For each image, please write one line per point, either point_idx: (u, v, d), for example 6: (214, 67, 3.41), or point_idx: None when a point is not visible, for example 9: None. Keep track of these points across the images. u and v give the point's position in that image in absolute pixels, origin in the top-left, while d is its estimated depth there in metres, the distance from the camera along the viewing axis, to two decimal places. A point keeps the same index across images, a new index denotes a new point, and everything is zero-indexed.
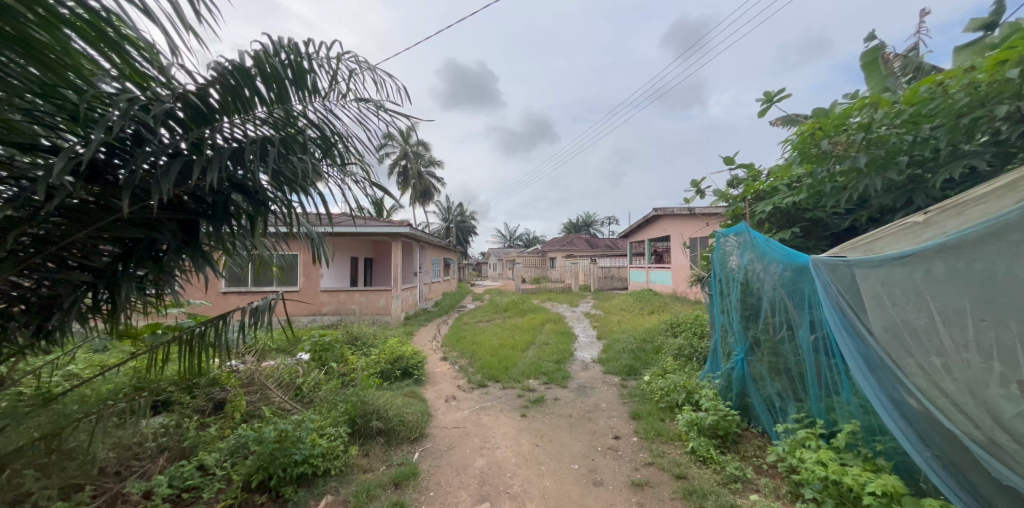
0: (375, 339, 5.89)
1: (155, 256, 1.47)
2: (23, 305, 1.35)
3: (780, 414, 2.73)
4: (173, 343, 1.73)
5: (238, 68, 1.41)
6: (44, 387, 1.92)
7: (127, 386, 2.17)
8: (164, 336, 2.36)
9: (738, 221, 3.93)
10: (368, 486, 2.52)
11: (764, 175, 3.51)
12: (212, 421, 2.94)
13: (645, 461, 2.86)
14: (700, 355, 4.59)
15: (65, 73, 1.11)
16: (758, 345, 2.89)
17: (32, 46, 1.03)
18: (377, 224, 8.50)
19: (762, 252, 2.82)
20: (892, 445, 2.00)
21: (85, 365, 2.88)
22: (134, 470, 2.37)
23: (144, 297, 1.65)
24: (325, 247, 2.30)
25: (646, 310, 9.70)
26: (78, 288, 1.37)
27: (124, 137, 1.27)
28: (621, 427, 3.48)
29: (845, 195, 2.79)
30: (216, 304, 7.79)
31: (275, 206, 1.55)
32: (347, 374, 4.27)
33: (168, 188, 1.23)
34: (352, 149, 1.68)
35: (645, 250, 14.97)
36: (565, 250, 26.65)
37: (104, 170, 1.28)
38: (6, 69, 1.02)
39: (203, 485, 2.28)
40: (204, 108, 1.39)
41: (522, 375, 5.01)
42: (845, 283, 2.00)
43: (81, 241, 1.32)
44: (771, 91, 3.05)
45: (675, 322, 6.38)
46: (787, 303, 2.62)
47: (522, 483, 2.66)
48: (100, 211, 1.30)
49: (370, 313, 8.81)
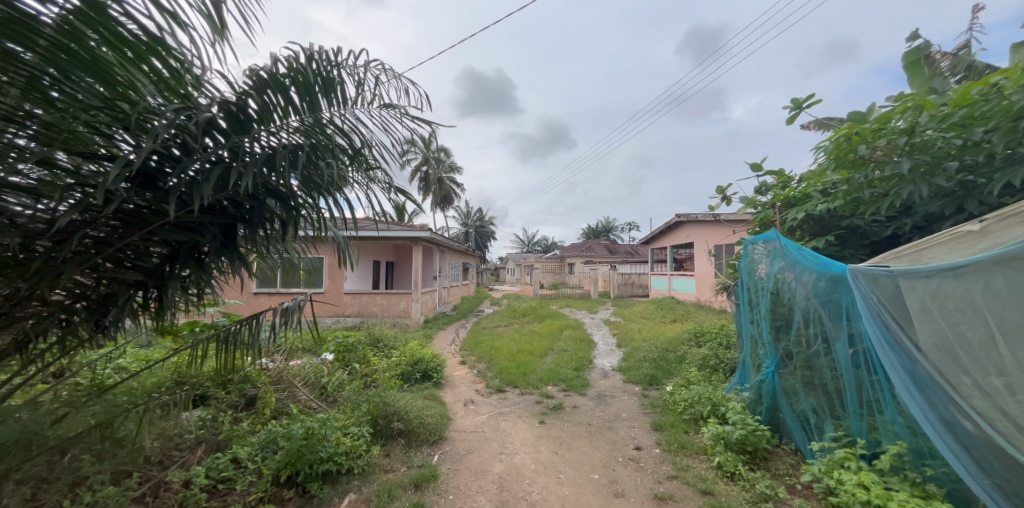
0: (396, 340, 6.05)
1: (198, 258, 1.57)
2: (84, 301, 1.45)
3: (816, 432, 2.59)
4: (211, 341, 1.83)
5: (273, 77, 1.49)
6: (98, 378, 2.06)
7: (170, 379, 2.28)
8: (203, 333, 2.49)
9: (766, 229, 3.80)
10: (390, 487, 2.56)
11: (795, 181, 3.43)
12: (244, 417, 3.08)
13: (668, 474, 2.79)
14: (726, 366, 4.45)
15: (123, 89, 1.22)
16: (790, 358, 2.78)
17: (95, 62, 1.14)
18: (399, 229, 8.71)
19: (794, 260, 2.73)
20: (944, 470, 1.87)
21: (133, 359, 3.08)
22: (175, 460, 2.47)
23: (187, 297, 1.74)
24: (350, 252, 2.36)
25: (668, 318, 9.49)
26: (131, 286, 1.47)
27: (172, 146, 1.36)
28: (643, 438, 3.41)
29: (887, 202, 2.65)
30: (248, 304, 8.27)
31: (304, 211, 1.64)
32: (369, 375, 4.39)
33: (208, 193, 1.30)
34: (377, 155, 1.74)
35: (667, 257, 14.66)
36: (584, 257, 26.39)
37: (157, 177, 1.38)
38: (75, 85, 1.14)
39: (237, 477, 2.40)
40: (243, 117, 1.47)
41: (540, 381, 4.99)
42: (887, 293, 1.90)
43: (133, 244, 1.42)
44: (799, 97, 2.94)
45: (698, 332, 6.22)
46: (822, 314, 2.52)
47: (542, 490, 2.65)
48: (153, 216, 1.40)
49: (392, 315, 9.02)
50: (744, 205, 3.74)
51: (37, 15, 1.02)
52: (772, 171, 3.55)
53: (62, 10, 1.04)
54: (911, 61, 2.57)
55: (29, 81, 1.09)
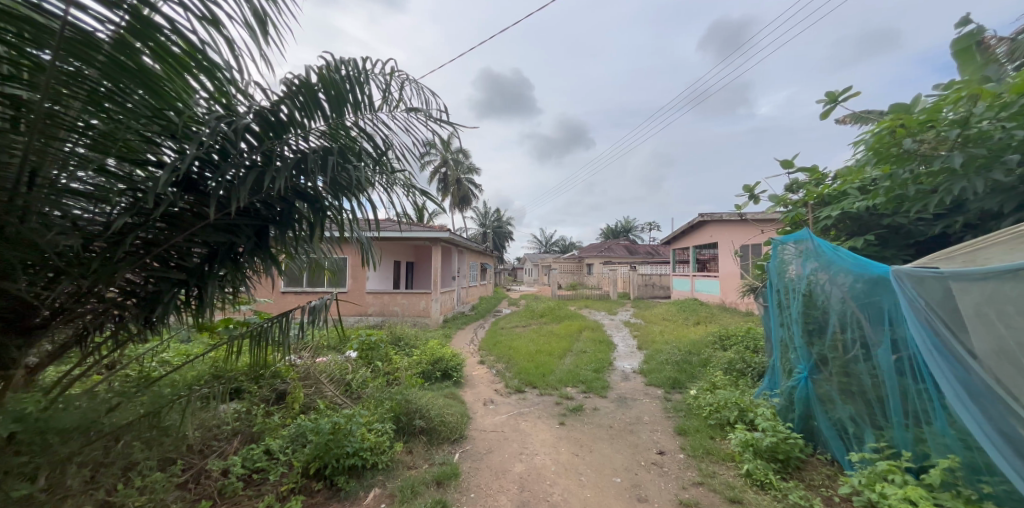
0: (417, 339, 6.15)
1: (234, 258, 1.64)
2: (135, 298, 1.55)
3: (854, 442, 2.46)
4: (244, 337, 1.91)
5: (305, 84, 1.53)
6: (145, 371, 2.19)
7: (208, 373, 2.40)
8: (237, 330, 2.60)
9: (798, 228, 3.66)
10: (413, 483, 2.60)
11: (830, 178, 3.29)
12: (275, 411, 3.20)
13: (693, 480, 2.72)
14: (753, 370, 4.30)
15: (170, 99, 1.29)
16: (824, 363, 2.66)
17: (145, 74, 1.17)
18: (420, 230, 8.86)
19: (828, 261, 2.62)
20: (1003, 487, 1.72)
21: (177, 354, 3.27)
22: (214, 449, 2.61)
23: (224, 295, 1.82)
24: (373, 253, 2.42)
25: (690, 320, 9.26)
26: (174, 285, 1.55)
27: (212, 152, 1.44)
28: (666, 443, 3.34)
29: (936, 198, 2.50)
30: (277, 302, 8.60)
31: (330, 212, 1.70)
32: (391, 373, 4.48)
33: (245, 196, 1.37)
34: (400, 158, 1.78)
35: (689, 258, 14.31)
36: (603, 257, 26.07)
37: (198, 182, 1.47)
38: (126, 96, 1.19)
39: (270, 468, 2.51)
40: (276, 123, 1.53)
41: (559, 382, 4.97)
42: (936, 298, 1.80)
43: (178, 245, 1.50)
44: (835, 91, 2.82)
45: (723, 334, 6.04)
46: (860, 318, 2.40)
47: (563, 492, 2.63)
48: (194, 218, 1.47)
49: (412, 315, 9.18)
50: (774, 203, 3.60)
51: (92, 30, 1.03)
52: (805, 168, 3.41)
53: (113, 24, 1.05)
54: (962, 49, 2.42)
55: (90, 95, 1.13)
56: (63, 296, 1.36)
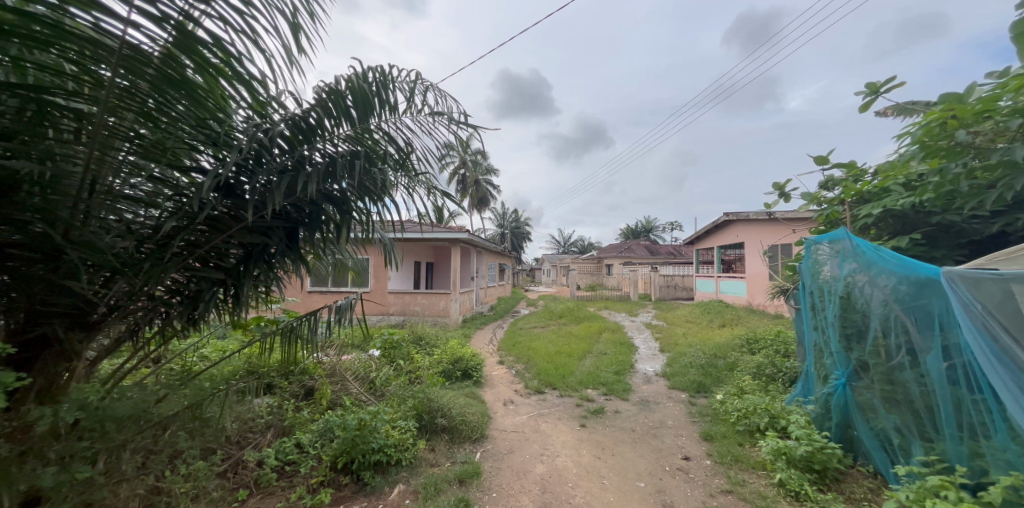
0: (437, 339, 6.23)
1: (268, 259, 1.70)
2: (179, 296, 1.62)
3: (902, 455, 2.30)
4: (275, 335, 1.98)
5: (335, 91, 1.59)
6: (186, 365, 2.31)
7: (242, 369, 2.51)
8: (268, 328, 2.71)
9: (834, 227, 3.49)
10: (436, 481, 2.63)
11: (870, 174, 3.11)
12: (304, 406, 3.31)
13: (721, 487, 2.63)
14: (785, 375, 4.13)
15: (212, 109, 1.35)
16: (865, 370, 2.52)
17: (189, 86, 1.23)
18: (440, 231, 8.97)
19: (868, 261, 2.48)
20: None
21: (213, 350, 3.43)
22: (250, 441, 2.74)
23: (258, 294, 1.88)
24: (396, 254, 2.46)
25: (715, 322, 8.98)
26: (213, 284, 1.62)
27: (248, 157, 1.51)
28: (692, 448, 3.25)
29: (994, 194, 2.32)
30: (303, 302, 8.90)
31: (356, 214, 1.73)
32: (413, 372, 4.55)
33: (278, 200, 1.43)
34: (423, 160, 1.80)
35: (714, 259, 13.89)
36: (623, 257, 25.65)
37: (236, 186, 1.53)
38: (172, 106, 1.25)
39: (301, 461, 2.60)
40: (306, 129, 1.59)
41: (579, 383, 4.91)
42: (995, 301, 1.70)
43: (217, 246, 1.57)
44: (877, 81, 2.66)
45: (751, 338, 5.82)
46: (905, 322, 2.26)
47: (585, 495, 2.60)
48: (231, 220, 1.54)
49: (432, 314, 9.31)
50: (808, 201, 3.45)
51: (141, 46, 1.09)
52: (842, 163, 3.24)
53: (155, 39, 1.09)
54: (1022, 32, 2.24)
55: (142, 107, 1.21)
56: (118, 295, 1.45)
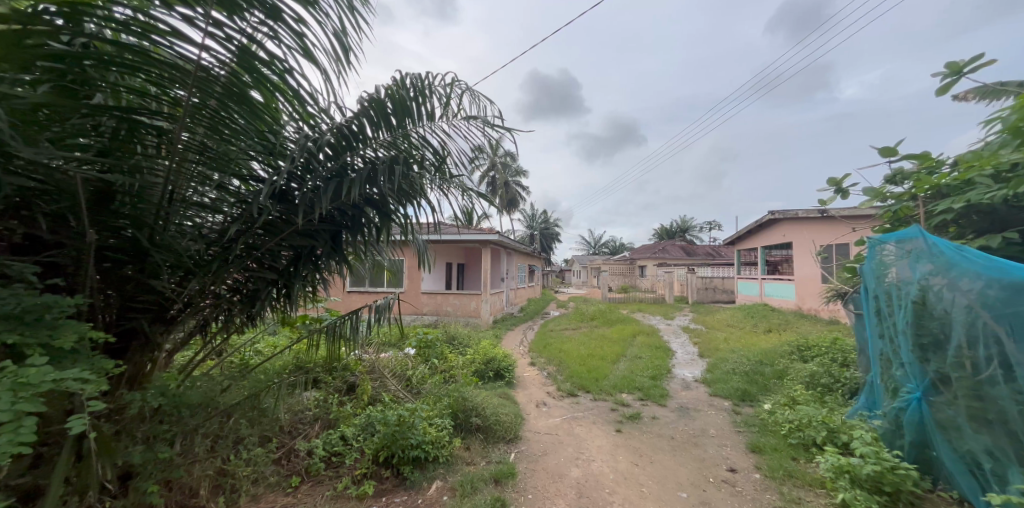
0: (469, 339, 6.29)
1: (315, 260, 1.78)
2: (239, 294, 1.72)
3: (994, 482, 2.02)
4: (320, 332, 2.06)
5: (376, 100, 1.63)
6: (243, 358, 2.47)
7: (290, 363, 2.65)
8: (313, 325, 2.84)
9: (903, 225, 3.17)
10: (471, 479, 2.64)
11: (948, 166, 2.80)
12: (347, 400, 3.44)
13: (773, 504, 2.46)
14: (844, 386, 3.80)
15: (267, 121, 1.43)
16: (944, 384, 2.26)
17: (249, 101, 1.30)
18: (472, 232, 9.08)
19: (948, 263, 2.23)
20: None
21: (264, 344, 3.66)
22: (300, 431, 2.90)
23: (306, 294, 1.97)
24: (431, 255, 2.50)
25: (760, 327, 8.46)
26: (267, 284, 1.72)
27: (298, 166, 1.58)
28: (738, 460, 3.07)
29: None
30: (343, 301, 9.31)
31: (395, 217, 1.77)
32: (447, 370, 4.62)
33: (326, 204, 1.48)
34: (457, 163, 1.81)
35: (759, 260, 13.10)
36: (659, 258, 24.79)
37: (287, 192, 1.61)
38: (234, 119, 1.33)
39: (346, 453, 2.70)
40: (349, 135, 1.65)
41: (614, 387, 4.78)
42: None
43: (271, 249, 1.66)
44: (959, 61, 2.39)
45: (802, 344, 5.42)
46: (998, 332, 2.01)
47: (623, 502, 2.52)
48: (282, 223, 1.60)
49: (464, 314, 9.43)
50: (872, 197, 3.15)
51: (210, 65, 1.16)
52: (913, 155, 2.95)
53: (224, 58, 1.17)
54: None
55: (211, 122, 1.30)
56: (191, 293, 1.58)
